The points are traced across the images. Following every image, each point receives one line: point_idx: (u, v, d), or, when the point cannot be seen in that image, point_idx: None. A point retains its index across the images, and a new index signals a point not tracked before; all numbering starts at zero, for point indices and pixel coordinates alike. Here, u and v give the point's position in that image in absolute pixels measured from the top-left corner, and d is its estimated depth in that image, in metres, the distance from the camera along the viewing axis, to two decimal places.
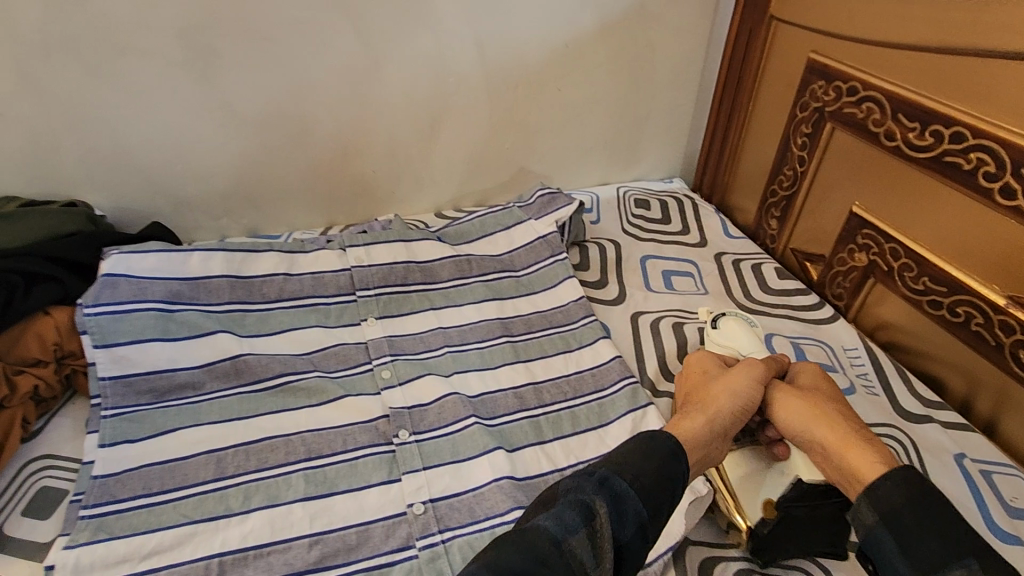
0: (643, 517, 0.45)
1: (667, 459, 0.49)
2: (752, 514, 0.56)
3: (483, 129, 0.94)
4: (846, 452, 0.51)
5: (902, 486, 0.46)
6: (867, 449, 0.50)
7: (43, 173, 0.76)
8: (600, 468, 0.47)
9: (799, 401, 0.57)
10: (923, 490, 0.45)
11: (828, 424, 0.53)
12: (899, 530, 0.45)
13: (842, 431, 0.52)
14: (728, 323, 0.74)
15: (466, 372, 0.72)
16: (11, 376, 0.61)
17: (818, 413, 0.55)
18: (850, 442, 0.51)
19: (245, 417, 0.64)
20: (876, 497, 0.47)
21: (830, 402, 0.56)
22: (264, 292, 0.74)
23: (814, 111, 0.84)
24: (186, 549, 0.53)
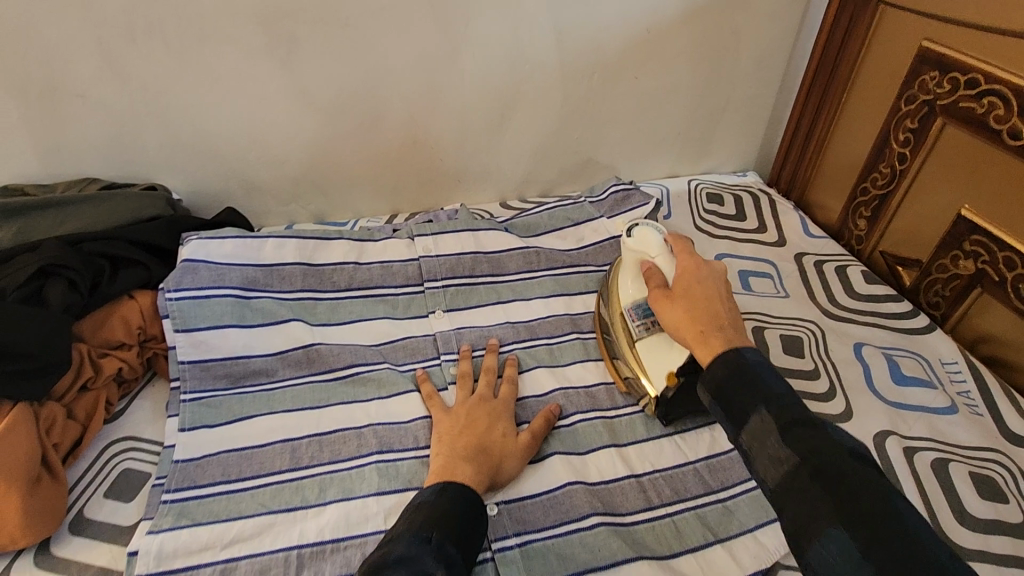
0: (461, 562, 0.45)
1: (459, 498, 0.49)
2: (657, 382, 0.61)
3: (553, 118, 0.91)
4: (695, 343, 0.51)
5: (727, 362, 0.47)
6: (712, 338, 0.50)
7: (124, 157, 0.77)
8: (434, 531, 0.45)
9: (668, 306, 0.55)
10: (743, 360, 0.47)
11: (686, 322, 0.52)
12: (721, 399, 0.46)
13: (696, 326, 0.52)
14: (642, 229, 0.64)
15: (538, 369, 0.69)
16: (96, 358, 0.61)
17: (681, 311, 0.54)
18: (699, 335, 0.51)
19: (317, 406, 0.63)
20: (707, 377, 0.48)
21: (696, 295, 0.54)
22: (335, 281, 0.73)
23: (923, 104, 0.77)
24: (265, 539, 0.52)
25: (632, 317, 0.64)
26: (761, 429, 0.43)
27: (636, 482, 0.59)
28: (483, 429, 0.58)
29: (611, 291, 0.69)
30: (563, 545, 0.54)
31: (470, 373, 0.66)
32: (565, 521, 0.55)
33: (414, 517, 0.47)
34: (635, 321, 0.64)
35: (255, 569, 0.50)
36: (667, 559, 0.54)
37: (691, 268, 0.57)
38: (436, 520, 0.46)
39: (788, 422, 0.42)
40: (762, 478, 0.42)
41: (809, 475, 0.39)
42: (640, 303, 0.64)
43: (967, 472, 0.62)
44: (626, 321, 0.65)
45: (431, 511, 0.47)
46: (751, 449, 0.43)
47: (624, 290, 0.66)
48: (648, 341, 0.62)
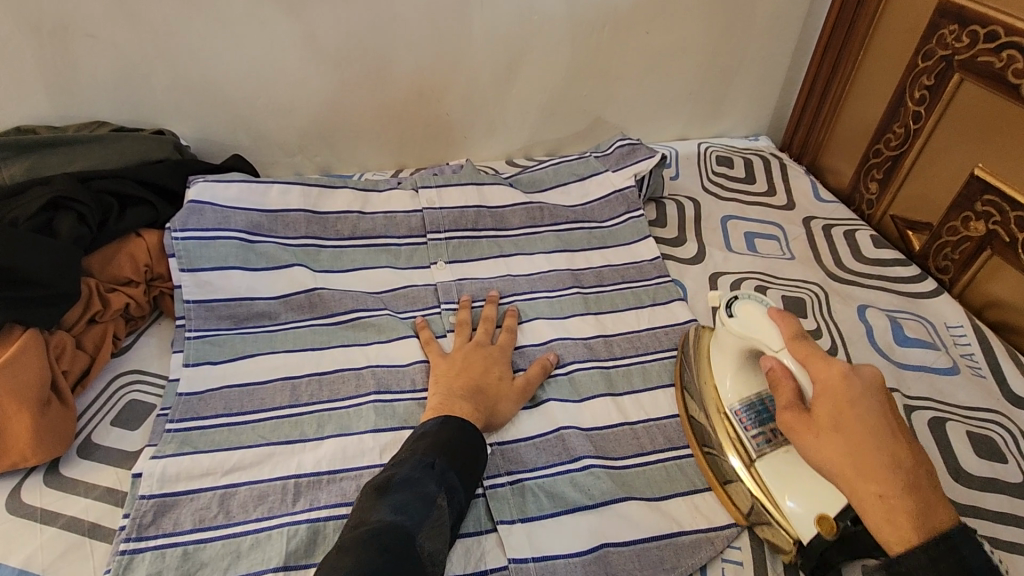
0: (462, 488, 0.47)
1: (464, 429, 0.50)
2: (803, 531, 0.48)
3: (563, 73, 0.89)
4: (871, 509, 0.41)
5: (931, 554, 0.38)
6: (899, 509, 0.40)
7: (133, 101, 0.78)
8: (439, 458, 0.47)
9: (816, 440, 0.45)
10: (960, 559, 0.38)
11: (852, 474, 0.42)
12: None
13: (869, 485, 0.41)
14: (744, 305, 0.56)
15: (538, 320, 0.69)
16: (104, 293, 0.62)
17: (839, 454, 0.43)
18: (875, 500, 0.41)
19: (318, 348, 0.64)
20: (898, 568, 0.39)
21: (854, 429, 0.43)
22: (338, 229, 0.74)
23: (941, 60, 0.75)
24: (264, 468, 0.54)
25: (744, 423, 0.54)
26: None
27: (630, 428, 0.60)
28: (478, 371, 0.59)
29: (703, 384, 0.59)
30: (554, 484, 0.54)
31: (467, 322, 0.67)
32: (557, 462, 0.56)
33: (419, 443, 0.49)
34: (750, 431, 0.54)
35: (252, 495, 0.52)
36: (657, 501, 0.55)
37: (837, 376, 0.46)
38: (440, 447, 0.48)
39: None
40: None
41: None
42: (752, 404, 0.55)
43: (964, 431, 0.62)
44: (735, 427, 0.55)
45: (435, 438, 0.49)
46: None
47: (724, 387, 0.57)
48: (770, 460, 0.52)
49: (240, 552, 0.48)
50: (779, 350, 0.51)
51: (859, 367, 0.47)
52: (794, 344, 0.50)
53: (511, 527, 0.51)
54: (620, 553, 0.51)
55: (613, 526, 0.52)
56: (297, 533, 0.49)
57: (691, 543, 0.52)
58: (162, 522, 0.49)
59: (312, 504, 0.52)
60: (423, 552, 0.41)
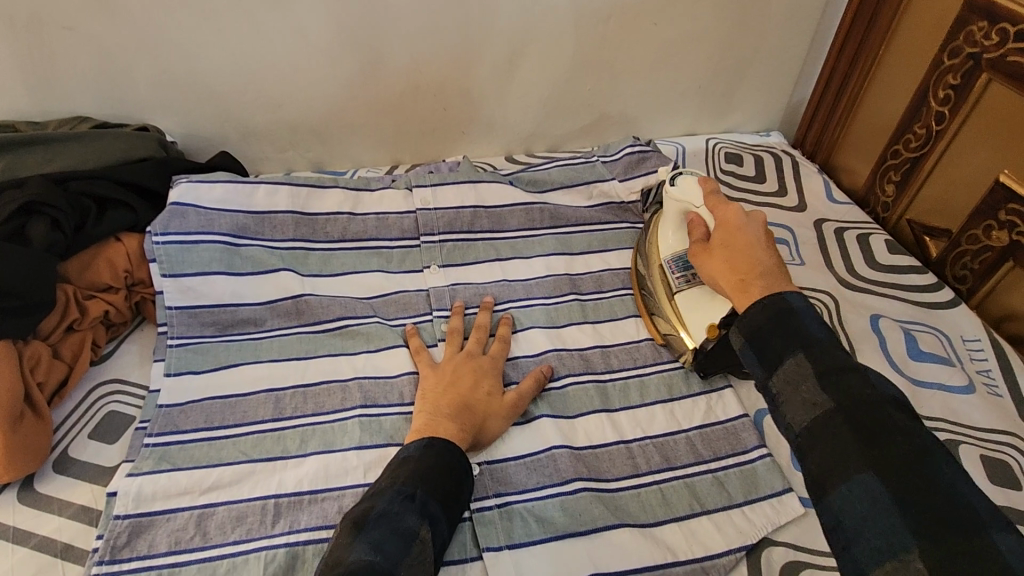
0: (445, 517, 0.45)
1: (446, 452, 0.48)
2: (697, 334, 0.61)
3: (565, 65, 0.85)
4: (734, 294, 0.49)
5: (768, 308, 0.44)
6: (753, 288, 0.47)
7: (115, 95, 0.75)
8: (421, 489, 0.45)
9: (708, 260, 0.53)
10: (787, 307, 0.44)
11: (726, 273, 0.50)
12: (756, 340, 0.44)
13: (736, 276, 0.49)
14: (687, 177, 0.65)
15: (533, 329, 0.67)
16: (82, 300, 0.60)
17: (721, 264, 0.51)
18: (738, 285, 0.48)
19: (304, 357, 0.62)
20: (744, 321, 0.45)
21: (734, 244, 0.51)
22: (328, 231, 0.71)
23: (968, 58, 0.70)
24: (244, 487, 0.52)
25: (672, 269, 0.65)
26: (795, 373, 0.41)
27: (625, 448, 0.57)
28: (467, 385, 0.57)
29: (649, 246, 0.70)
30: (543, 508, 0.52)
31: (460, 330, 0.64)
32: (548, 484, 0.54)
33: (401, 470, 0.47)
34: (675, 274, 0.64)
35: (230, 516, 0.50)
36: (651, 527, 0.52)
37: (729, 212, 0.54)
38: (420, 476, 0.46)
39: (828, 369, 0.40)
40: (789, 423, 0.41)
41: (844, 424, 0.38)
42: (680, 255, 0.65)
43: (977, 455, 0.59)
44: (666, 274, 0.66)
45: (417, 465, 0.47)
46: (780, 392, 0.42)
47: (665, 243, 0.67)
48: (686, 294, 0.63)
49: None
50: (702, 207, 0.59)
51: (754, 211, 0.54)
52: (708, 196, 0.57)
53: (497, 554, 0.49)
54: None
55: (605, 554, 0.50)
56: (275, 558, 0.48)
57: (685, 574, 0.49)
58: (137, 544, 0.48)
59: (291, 526, 0.50)
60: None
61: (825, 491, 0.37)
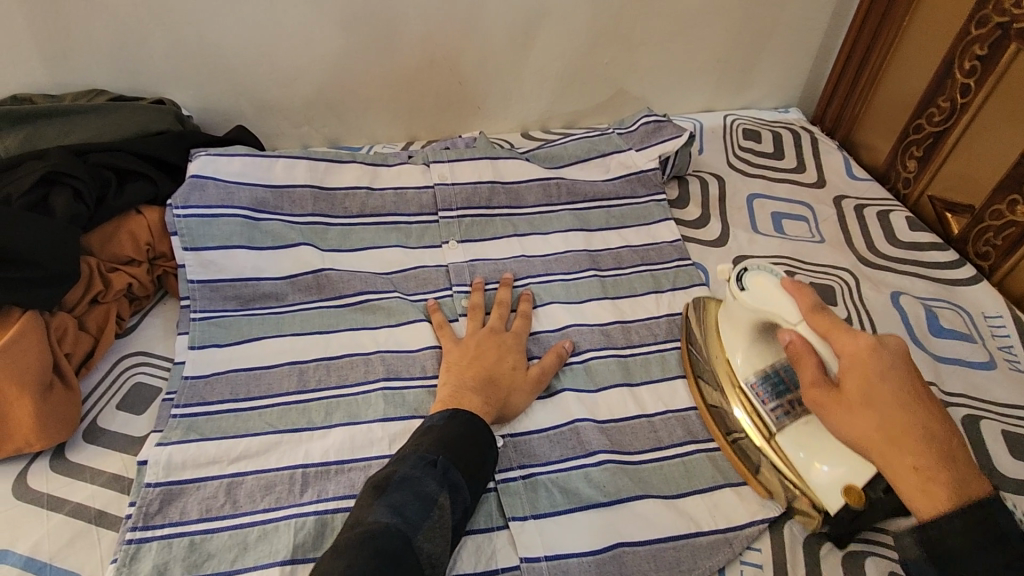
0: (467, 485, 0.46)
1: (472, 425, 0.48)
2: (832, 502, 0.48)
3: (582, 39, 0.84)
4: (904, 483, 0.42)
5: (965, 517, 0.39)
6: (936, 480, 0.40)
7: (131, 69, 0.74)
8: (443, 457, 0.45)
9: (847, 416, 0.45)
10: (991, 517, 0.38)
11: (887, 447, 0.43)
12: (945, 563, 0.39)
13: (906, 457, 0.42)
14: (756, 277, 0.55)
15: (553, 305, 0.67)
16: (105, 273, 0.60)
17: (873, 429, 0.44)
18: (910, 472, 0.41)
19: (326, 331, 0.62)
20: (932, 531, 0.39)
21: (886, 404, 0.44)
22: (346, 206, 0.71)
23: (996, 28, 0.69)
24: (272, 456, 0.53)
25: (761, 396, 0.54)
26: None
27: (647, 421, 0.58)
28: (490, 360, 0.57)
29: (716, 357, 0.59)
30: (568, 479, 0.53)
31: (480, 306, 0.64)
32: (572, 456, 0.54)
33: (423, 438, 0.47)
34: (768, 404, 0.54)
35: (259, 485, 0.51)
36: (674, 499, 0.53)
37: (861, 351, 0.46)
38: (443, 444, 0.46)
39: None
40: None
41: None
42: (767, 377, 0.55)
43: (999, 430, 0.59)
44: (754, 401, 0.55)
45: (439, 435, 0.47)
46: None
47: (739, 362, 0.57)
48: (790, 432, 0.52)
49: (248, 544, 0.47)
50: (796, 324, 0.51)
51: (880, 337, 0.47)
52: (813, 317, 0.49)
53: (523, 524, 0.50)
54: (636, 552, 0.49)
55: (629, 524, 0.51)
56: (305, 525, 0.48)
57: (709, 544, 0.50)
58: (169, 511, 0.49)
59: (320, 496, 0.50)
60: (421, 555, 0.41)
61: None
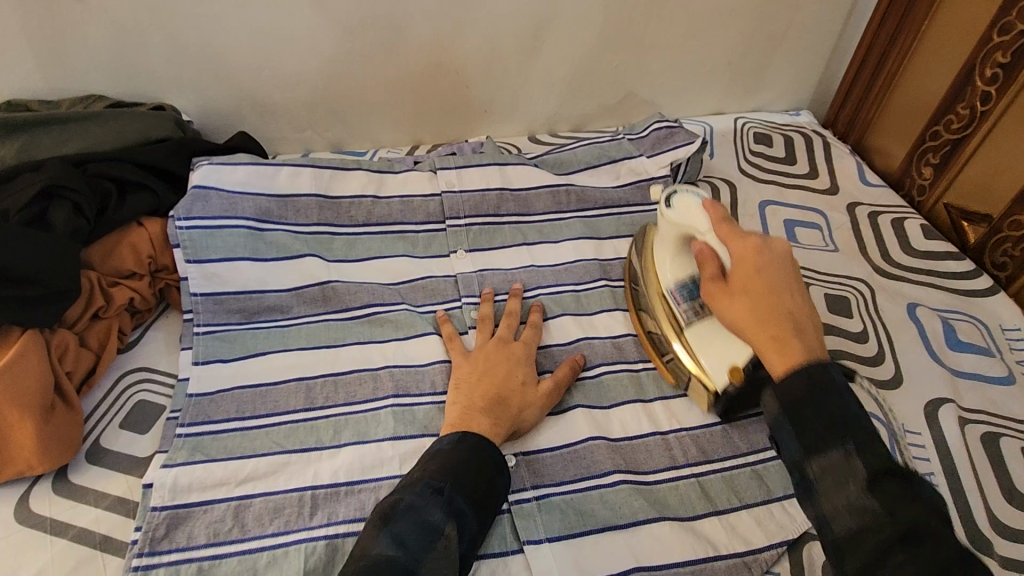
0: (472, 513, 0.45)
1: (479, 447, 0.48)
2: (718, 380, 0.54)
3: (592, 42, 0.82)
4: (766, 351, 0.45)
5: (809, 380, 0.42)
6: (791, 345, 0.44)
7: (130, 73, 0.72)
8: (448, 483, 0.45)
9: (729, 303, 0.49)
10: (827, 379, 0.41)
11: (753, 325, 0.46)
12: (793, 415, 0.41)
13: (766, 330, 0.45)
14: (681, 197, 0.57)
15: (564, 317, 0.65)
16: (106, 287, 0.59)
17: (744, 311, 0.47)
18: (770, 341, 0.45)
19: (333, 345, 0.61)
20: (780, 389, 0.43)
21: (759, 291, 0.47)
22: (352, 215, 0.69)
23: (1019, 35, 0.67)
24: (281, 477, 0.51)
25: (678, 300, 0.58)
26: (841, 468, 0.39)
27: (661, 439, 0.56)
28: (500, 374, 0.56)
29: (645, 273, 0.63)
30: (582, 500, 0.52)
31: (489, 317, 0.63)
32: (586, 476, 0.53)
33: (429, 464, 0.46)
34: (681, 305, 0.58)
35: (268, 508, 0.50)
36: (690, 520, 0.52)
37: (750, 247, 0.49)
38: (450, 470, 0.46)
39: (877, 469, 0.37)
40: (830, 519, 0.38)
41: (891, 533, 0.35)
42: (684, 284, 0.58)
43: (1020, 448, 0.58)
44: (671, 306, 0.59)
45: (444, 461, 0.46)
46: (820, 481, 0.39)
47: (663, 270, 0.60)
48: (696, 327, 0.57)
49: (258, 570, 0.46)
50: (705, 233, 0.54)
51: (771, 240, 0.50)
52: (719, 225, 0.52)
53: (538, 547, 0.49)
54: None
55: (645, 547, 0.50)
56: (315, 550, 0.47)
57: (726, 569, 0.49)
58: (175, 536, 0.47)
59: (330, 518, 0.49)
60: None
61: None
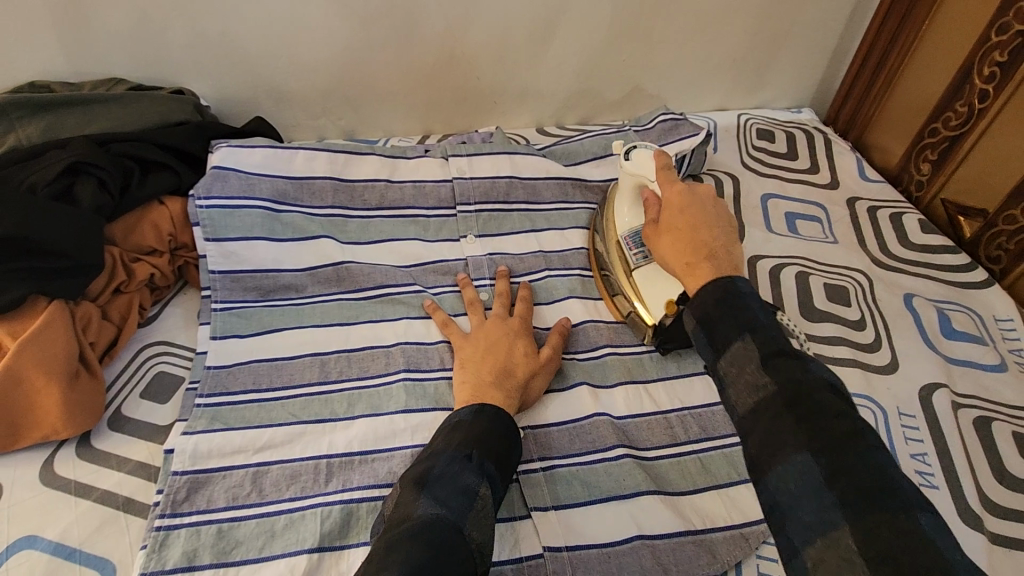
0: (501, 476, 0.47)
1: (497, 417, 0.50)
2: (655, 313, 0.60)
3: (600, 37, 0.84)
4: (684, 275, 0.49)
5: (716, 289, 0.45)
6: (701, 267, 0.47)
7: (151, 58, 0.74)
8: (475, 448, 0.46)
9: (655, 241, 0.54)
10: (732, 286, 0.44)
11: (674, 252, 0.51)
12: (705, 324, 0.44)
13: (684, 258, 0.49)
14: (638, 151, 0.65)
15: (570, 300, 0.67)
16: (128, 262, 0.61)
17: (670, 246, 0.51)
18: (687, 268, 0.48)
19: (346, 323, 0.63)
20: (694, 305, 0.45)
21: (680, 224, 0.52)
22: (365, 198, 0.71)
23: (1017, 35, 0.70)
24: (297, 446, 0.53)
25: (630, 245, 0.64)
26: (742, 356, 0.41)
27: (664, 418, 0.58)
28: (504, 350, 0.57)
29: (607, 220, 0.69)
30: (588, 473, 0.54)
31: (477, 300, 0.64)
32: (591, 450, 0.55)
33: (454, 433, 0.48)
34: (633, 250, 0.64)
35: (285, 474, 0.51)
36: (689, 494, 0.54)
37: (678, 188, 0.54)
38: (475, 438, 0.47)
39: (770, 354, 0.40)
40: (735, 405, 0.41)
41: (781, 403, 0.38)
42: (637, 230, 0.64)
43: (1011, 432, 0.60)
44: (623, 250, 0.65)
45: (470, 429, 0.48)
46: (726, 373, 0.42)
47: (621, 219, 0.66)
48: (644, 270, 0.62)
49: (275, 531, 0.48)
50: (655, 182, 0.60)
51: (698, 185, 0.55)
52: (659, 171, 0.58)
53: (545, 514, 0.50)
54: (655, 546, 0.50)
55: (648, 519, 0.51)
56: (331, 514, 0.49)
57: (725, 539, 0.51)
58: (196, 499, 0.49)
59: (345, 485, 0.51)
60: (472, 543, 0.41)
61: (763, 473, 0.37)
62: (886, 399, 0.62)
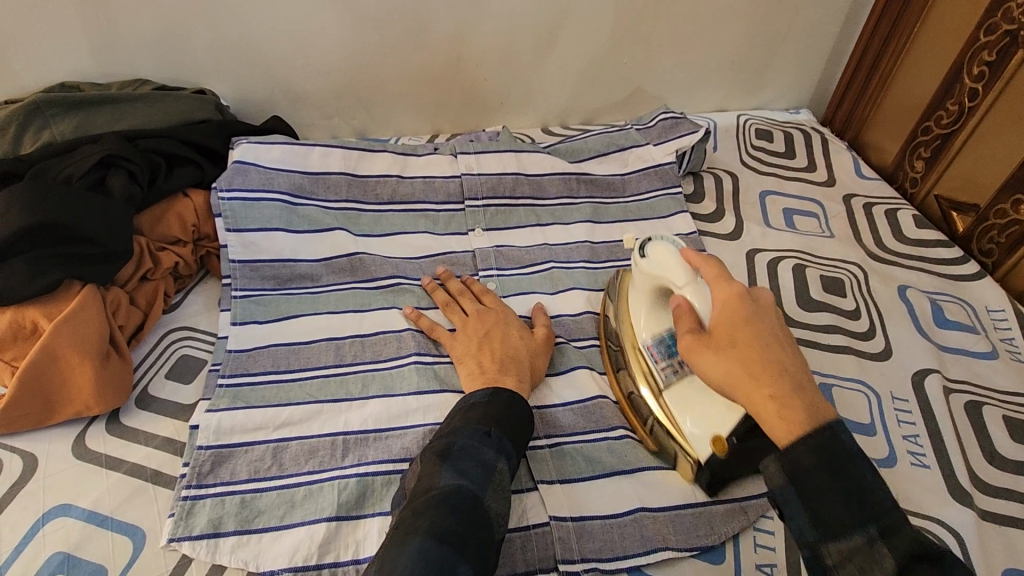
0: (515, 453, 0.49)
1: (514, 402, 0.52)
2: (701, 450, 0.51)
3: (603, 40, 0.87)
4: (765, 413, 0.41)
5: (816, 448, 0.39)
6: (791, 408, 0.40)
7: (174, 60, 0.78)
8: (493, 426, 0.49)
9: (711, 358, 0.44)
10: (838, 445, 0.39)
11: (745, 382, 0.42)
12: (802, 489, 0.39)
13: (761, 389, 0.41)
14: (657, 246, 0.56)
15: (573, 290, 0.70)
16: (155, 251, 0.64)
17: (735, 369, 0.43)
18: (767, 403, 0.41)
19: (359, 310, 0.65)
20: (785, 458, 0.40)
21: (748, 344, 0.43)
22: (378, 193, 0.74)
23: (1005, 35, 0.72)
24: (313, 424, 0.56)
25: (654, 356, 0.56)
26: (864, 558, 0.37)
27: None
28: (499, 338, 0.60)
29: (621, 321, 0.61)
30: (592, 449, 0.56)
31: (451, 300, 0.66)
32: (595, 429, 0.58)
33: (471, 413, 0.51)
34: (660, 363, 0.56)
35: (303, 450, 0.54)
36: None
37: (736, 293, 0.46)
38: (493, 417, 0.50)
39: (905, 561, 0.36)
40: None
41: None
42: (662, 339, 0.57)
43: (1001, 416, 0.62)
44: (647, 361, 0.57)
45: (487, 410, 0.51)
46: (841, 569, 0.38)
47: (639, 325, 0.58)
48: (676, 389, 0.54)
49: (295, 502, 0.51)
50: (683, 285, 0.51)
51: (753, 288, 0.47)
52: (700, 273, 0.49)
53: (551, 487, 0.53)
54: (656, 518, 0.52)
55: (649, 492, 0.54)
56: (347, 486, 0.51)
57: (723, 514, 0.53)
58: (220, 471, 0.52)
59: (360, 459, 0.54)
60: (489, 512, 0.44)
61: None
62: (880, 385, 0.64)
